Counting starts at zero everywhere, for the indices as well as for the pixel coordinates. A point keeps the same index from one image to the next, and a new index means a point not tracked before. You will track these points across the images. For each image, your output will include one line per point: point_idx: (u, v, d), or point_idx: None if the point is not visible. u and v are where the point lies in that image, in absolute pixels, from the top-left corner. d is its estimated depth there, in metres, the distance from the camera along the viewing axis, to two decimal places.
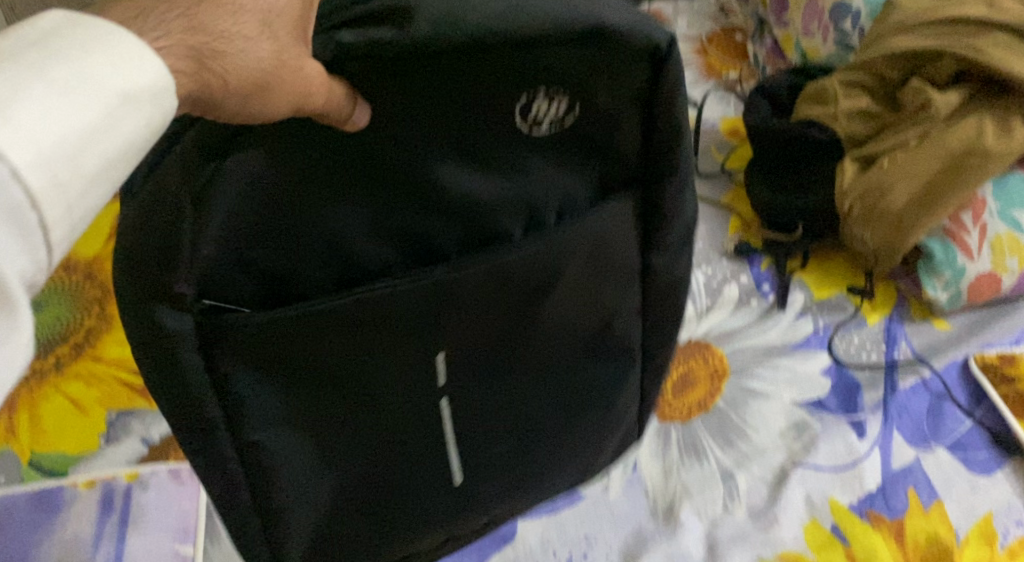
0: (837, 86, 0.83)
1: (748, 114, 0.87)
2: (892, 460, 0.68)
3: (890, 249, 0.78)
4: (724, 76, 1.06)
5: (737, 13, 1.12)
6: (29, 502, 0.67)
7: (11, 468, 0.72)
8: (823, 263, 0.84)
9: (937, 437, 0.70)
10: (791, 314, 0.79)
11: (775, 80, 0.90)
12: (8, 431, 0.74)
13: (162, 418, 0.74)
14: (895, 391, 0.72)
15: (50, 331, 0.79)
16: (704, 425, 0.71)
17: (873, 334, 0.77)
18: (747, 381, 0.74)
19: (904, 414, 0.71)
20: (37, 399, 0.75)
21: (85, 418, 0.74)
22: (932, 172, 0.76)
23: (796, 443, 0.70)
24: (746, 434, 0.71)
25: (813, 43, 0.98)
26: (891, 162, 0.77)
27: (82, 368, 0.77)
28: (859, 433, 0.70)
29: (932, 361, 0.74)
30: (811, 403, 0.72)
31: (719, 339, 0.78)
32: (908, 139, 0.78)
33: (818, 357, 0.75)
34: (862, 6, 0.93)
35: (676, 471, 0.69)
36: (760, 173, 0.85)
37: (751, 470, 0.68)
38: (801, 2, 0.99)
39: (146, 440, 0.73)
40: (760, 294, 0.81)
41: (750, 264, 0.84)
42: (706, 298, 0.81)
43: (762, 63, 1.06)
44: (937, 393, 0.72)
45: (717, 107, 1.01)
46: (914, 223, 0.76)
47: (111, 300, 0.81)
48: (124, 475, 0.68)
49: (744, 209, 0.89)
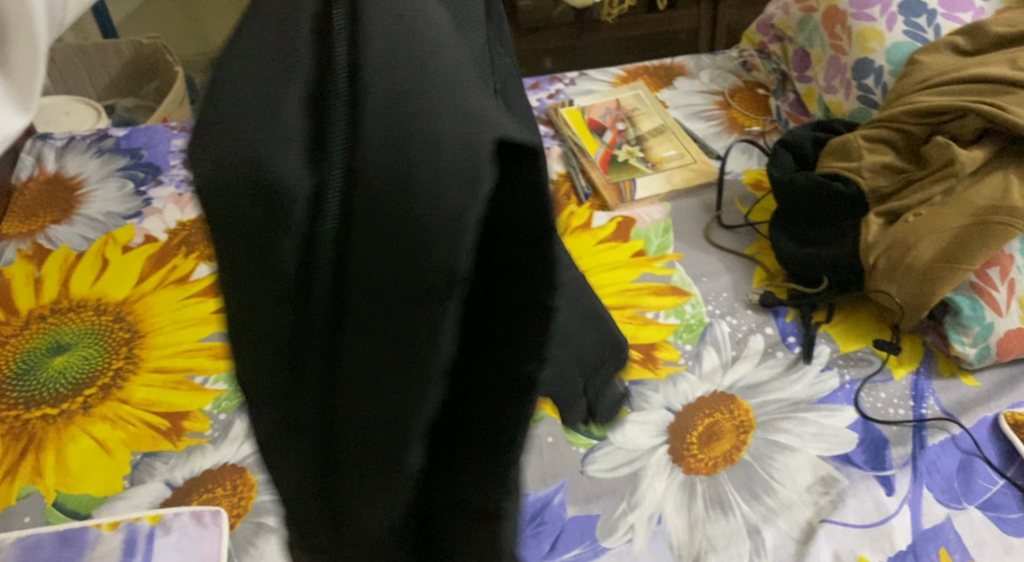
0: (861, 141, 0.85)
1: (771, 168, 0.88)
2: (922, 519, 0.67)
3: (917, 304, 0.77)
4: (746, 130, 1.07)
5: (759, 68, 1.14)
6: (53, 542, 0.67)
7: (34, 508, 0.72)
8: (850, 315, 0.83)
9: (968, 495, 0.68)
10: (817, 367, 0.79)
11: (799, 133, 0.91)
12: (33, 471, 0.74)
13: (185, 461, 0.74)
14: (924, 447, 0.72)
15: (81, 372, 0.80)
16: (730, 478, 0.71)
17: (901, 389, 0.76)
18: (773, 434, 0.74)
19: (934, 472, 0.70)
20: (64, 439, 0.75)
21: (109, 458, 0.74)
22: (958, 228, 0.76)
23: (824, 499, 0.69)
24: (772, 488, 0.70)
25: (836, 100, 1.00)
26: (917, 217, 0.78)
27: (109, 410, 0.77)
28: (888, 489, 0.69)
29: (961, 418, 0.74)
30: (839, 457, 0.72)
31: (745, 390, 0.77)
32: (933, 194, 0.79)
33: (845, 411, 0.75)
34: (885, 64, 0.94)
35: (700, 526, 0.68)
36: (786, 229, 0.87)
37: (778, 526, 0.68)
38: (823, 59, 1.01)
39: (169, 483, 0.73)
40: (785, 346, 0.81)
41: (776, 315, 0.84)
42: (731, 349, 0.81)
43: (784, 117, 1.07)
44: (967, 450, 0.71)
45: (740, 159, 1.02)
46: (941, 278, 0.76)
47: (140, 344, 0.83)
48: (147, 517, 0.68)
49: (768, 261, 0.89)
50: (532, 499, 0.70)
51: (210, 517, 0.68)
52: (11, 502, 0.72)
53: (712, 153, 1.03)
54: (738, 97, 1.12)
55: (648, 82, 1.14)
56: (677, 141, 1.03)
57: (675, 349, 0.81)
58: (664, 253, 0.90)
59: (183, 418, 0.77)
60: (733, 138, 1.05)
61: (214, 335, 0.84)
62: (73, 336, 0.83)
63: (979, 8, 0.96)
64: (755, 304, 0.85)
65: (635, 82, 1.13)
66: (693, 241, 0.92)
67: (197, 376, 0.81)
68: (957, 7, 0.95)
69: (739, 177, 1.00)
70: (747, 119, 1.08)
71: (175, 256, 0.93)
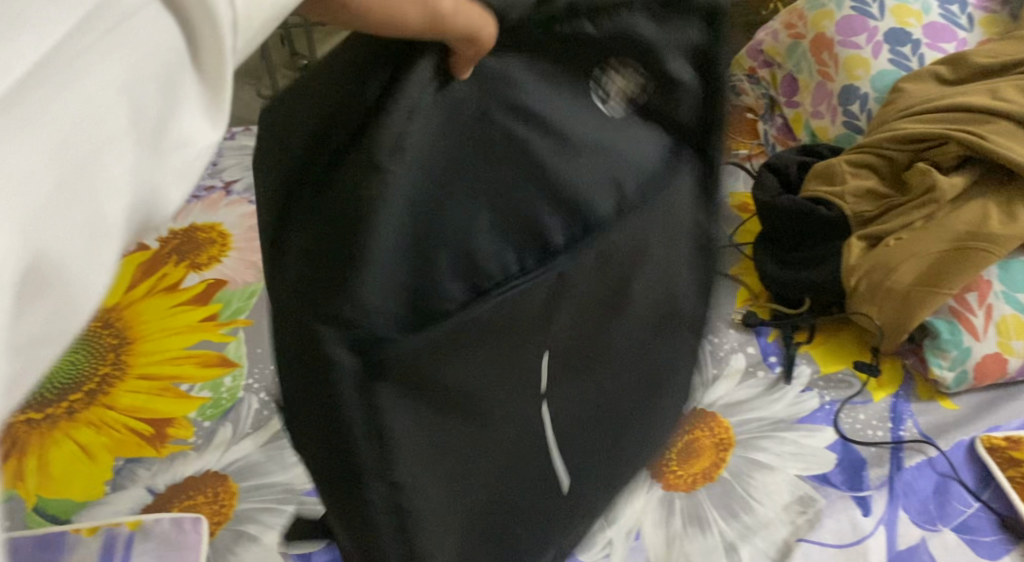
0: (845, 166, 0.86)
1: (757, 190, 0.90)
2: (897, 539, 0.68)
3: (897, 326, 0.78)
4: (734, 152, 1.08)
5: (748, 92, 1.15)
6: (32, 545, 0.67)
7: (14, 511, 0.72)
8: (831, 337, 0.84)
9: (943, 518, 0.69)
10: (797, 387, 0.80)
11: (785, 157, 0.93)
12: (14, 474, 0.74)
13: (168, 467, 0.75)
14: (901, 469, 0.72)
15: (66, 375, 0.80)
16: (709, 496, 0.71)
17: (879, 411, 0.77)
18: (753, 453, 0.74)
19: (910, 493, 0.71)
20: (46, 443, 0.75)
21: (91, 464, 0.75)
22: (938, 253, 0.77)
23: (801, 518, 0.70)
24: (750, 507, 0.70)
25: (821, 124, 1.01)
26: (897, 241, 0.80)
27: (93, 415, 0.78)
28: (864, 509, 0.70)
29: (938, 441, 0.74)
30: (817, 477, 0.72)
31: (725, 409, 0.78)
32: (914, 219, 0.80)
33: (824, 432, 0.76)
34: (871, 91, 0.97)
35: (678, 543, 0.68)
36: (769, 250, 0.88)
37: (755, 544, 0.68)
38: (810, 85, 1.03)
39: (151, 489, 0.73)
40: (767, 366, 0.82)
41: (758, 335, 0.85)
42: (713, 368, 0.81)
43: (771, 141, 1.08)
44: (943, 473, 0.72)
45: (727, 181, 1.04)
46: (920, 301, 0.77)
47: (126, 349, 0.83)
48: (126, 523, 0.68)
49: (751, 282, 0.91)
50: None
51: (190, 524, 0.68)
52: None
53: None
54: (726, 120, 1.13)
55: None
56: None
57: None
58: None
59: (168, 424, 0.78)
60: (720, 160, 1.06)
61: (202, 344, 0.85)
62: None
63: (962, 39, 0.99)
64: (738, 324, 0.86)
65: None
66: None
67: (183, 384, 0.81)
68: (941, 37, 0.98)
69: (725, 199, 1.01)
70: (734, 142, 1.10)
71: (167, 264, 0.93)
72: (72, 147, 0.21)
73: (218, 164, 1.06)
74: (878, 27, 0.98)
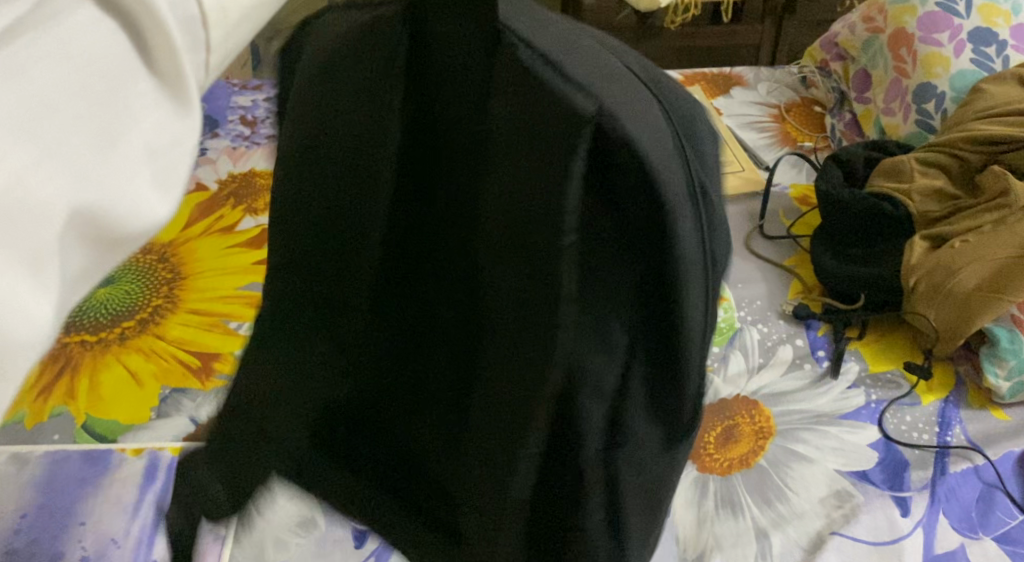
0: (914, 163, 0.84)
1: (820, 181, 0.88)
2: (935, 544, 0.67)
3: (953, 331, 0.77)
4: (798, 144, 1.06)
5: (819, 85, 1.13)
6: (80, 458, 0.69)
7: (172, 427, 0.73)
8: (883, 337, 0.82)
9: (985, 527, 0.68)
10: (843, 383, 0.78)
11: (852, 152, 0.91)
12: (99, 398, 0.74)
13: (213, 399, 0.75)
14: (945, 474, 0.71)
15: (157, 326, 0.80)
16: (744, 481, 0.70)
17: (928, 415, 0.75)
18: (793, 444, 0.73)
19: (952, 499, 0.69)
20: (99, 366, 0.76)
21: (138, 390, 0.75)
22: (1006, 257, 0.75)
23: (836, 512, 0.69)
24: (785, 496, 0.69)
25: (892, 121, 0.99)
26: (964, 244, 0.77)
27: (143, 343, 0.78)
28: (903, 510, 0.68)
29: (986, 450, 0.73)
30: (856, 474, 0.71)
31: (768, 398, 0.77)
32: (984, 223, 0.78)
33: (868, 430, 0.74)
34: (948, 90, 0.94)
35: (707, 523, 0.68)
36: (827, 243, 0.86)
37: (788, 532, 0.67)
38: (884, 81, 1.00)
39: (193, 419, 0.74)
40: (814, 359, 0.80)
41: (807, 328, 0.83)
42: (758, 357, 0.80)
43: (837, 135, 1.06)
44: (989, 483, 0.70)
45: (789, 173, 1.01)
46: (981, 309, 0.75)
47: (181, 282, 0.84)
48: (170, 448, 0.70)
49: (805, 274, 0.89)
50: None
51: None
52: (131, 420, 0.73)
53: (761, 163, 1.02)
54: (793, 111, 1.11)
55: (703, 88, 1.14)
56: (727, 148, 1.03)
57: None
58: None
59: (214, 358, 0.78)
60: (783, 151, 1.04)
61: (252, 285, 0.85)
62: (195, 327, 0.80)
63: None
64: (788, 315, 0.84)
65: (689, 87, 1.14)
66: (731, 247, 0.92)
67: (231, 322, 0.81)
68: None
69: (786, 190, 0.99)
70: (799, 134, 1.07)
71: (223, 207, 0.92)
72: (65, 98, 0.23)
73: None
74: (963, 25, 0.95)
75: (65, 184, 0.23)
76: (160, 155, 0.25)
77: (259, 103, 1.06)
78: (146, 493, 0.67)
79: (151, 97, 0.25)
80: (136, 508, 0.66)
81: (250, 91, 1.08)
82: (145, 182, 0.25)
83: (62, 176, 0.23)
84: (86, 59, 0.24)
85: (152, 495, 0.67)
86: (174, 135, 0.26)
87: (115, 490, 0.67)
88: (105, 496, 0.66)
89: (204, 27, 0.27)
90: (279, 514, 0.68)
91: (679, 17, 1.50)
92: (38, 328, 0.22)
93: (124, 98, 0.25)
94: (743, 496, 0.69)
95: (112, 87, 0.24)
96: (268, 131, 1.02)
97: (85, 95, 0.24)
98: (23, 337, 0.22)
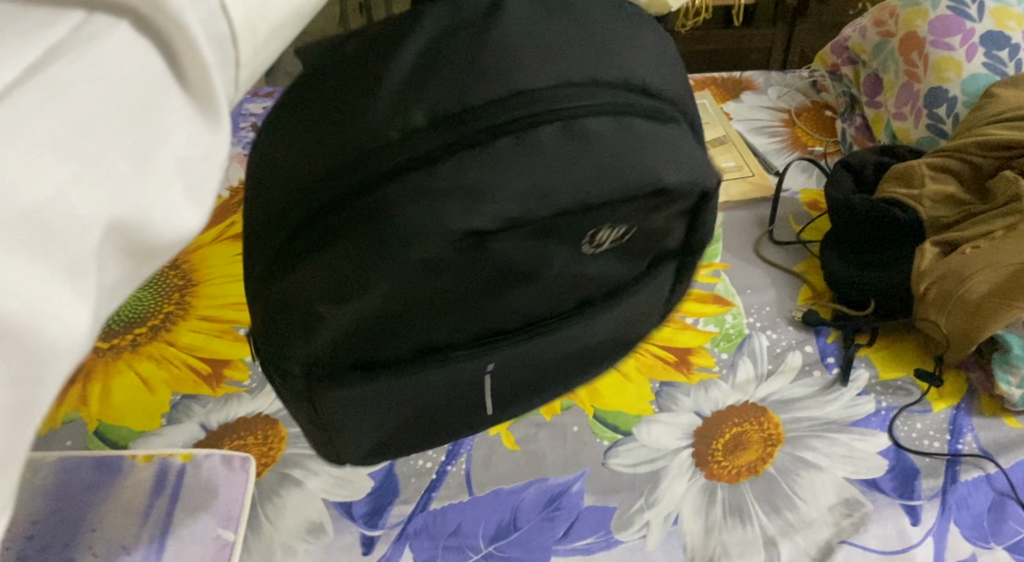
0: (924, 169, 0.83)
1: (830, 186, 0.87)
2: (945, 553, 0.66)
3: (963, 337, 0.76)
4: (809, 149, 1.05)
5: (830, 90, 1.12)
6: (91, 465, 0.69)
7: (182, 435, 0.74)
8: (894, 343, 0.82)
9: (997, 536, 0.67)
10: (852, 390, 0.78)
11: (863, 157, 0.90)
12: (110, 404, 0.75)
13: (223, 406, 0.76)
14: (955, 483, 0.70)
15: (167, 333, 0.80)
16: (752, 489, 0.70)
17: (939, 422, 0.75)
18: (803, 452, 0.73)
19: (963, 508, 0.69)
20: (111, 372, 0.77)
21: (149, 396, 0.76)
22: (1017, 263, 0.74)
23: (845, 520, 0.68)
24: (794, 504, 0.69)
25: (903, 126, 0.98)
26: (974, 250, 0.77)
27: (154, 350, 0.79)
28: (913, 519, 0.68)
29: (998, 458, 0.72)
30: (866, 482, 0.71)
31: (777, 405, 0.76)
32: (994, 229, 0.78)
33: (878, 438, 0.74)
34: (960, 95, 0.94)
35: (716, 531, 0.68)
36: (837, 248, 0.86)
37: (796, 541, 0.67)
38: (895, 85, 1.00)
39: (204, 425, 0.74)
40: (824, 366, 0.80)
41: (817, 335, 0.83)
42: (767, 363, 0.80)
43: (848, 141, 1.06)
44: (1000, 492, 0.70)
45: (799, 178, 1.01)
46: (991, 315, 0.74)
47: (193, 288, 0.84)
48: (180, 454, 0.70)
49: (815, 280, 0.89)
50: (551, 483, 0.71)
51: (239, 462, 0.70)
52: (141, 427, 0.74)
53: (771, 167, 1.02)
54: (804, 116, 1.10)
55: (713, 92, 1.14)
56: (737, 153, 1.03)
57: (711, 357, 0.80)
58: (711, 262, 0.90)
59: (224, 364, 0.79)
60: (794, 156, 1.04)
61: None
62: (205, 333, 0.81)
63: None
64: (798, 322, 0.84)
65: (699, 91, 1.13)
66: (740, 253, 0.91)
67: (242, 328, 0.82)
68: None
69: (796, 195, 0.99)
70: (810, 138, 1.07)
71: (234, 214, 0.93)
72: (105, 117, 0.28)
73: None
74: (974, 28, 0.95)
75: (104, 196, 0.28)
76: (188, 167, 0.31)
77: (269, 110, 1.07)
78: (157, 499, 0.67)
79: (183, 113, 0.31)
80: (147, 515, 0.66)
81: (262, 97, 1.08)
82: (178, 195, 0.31)
83: (105, 188, 0.28)
84: (123, 79, 0.29)
85: (163, 502, 0.67)
86: (202, 152, 0.31)
87: (126, 497, 0.67)
88: (116, 501, 0.67)
89: (233, 45, 0.33)
90: (288, 520, 0.68)
91: (690, 20, 1.49)
92: (80, 315, 0.28)
93: (159, 111, 0.30)
94: (752, 504, 0.69)
95: (150, 104, 0.30)
96: None
97: (123, 116, 0.29)
98: (65, 340, 0.28)
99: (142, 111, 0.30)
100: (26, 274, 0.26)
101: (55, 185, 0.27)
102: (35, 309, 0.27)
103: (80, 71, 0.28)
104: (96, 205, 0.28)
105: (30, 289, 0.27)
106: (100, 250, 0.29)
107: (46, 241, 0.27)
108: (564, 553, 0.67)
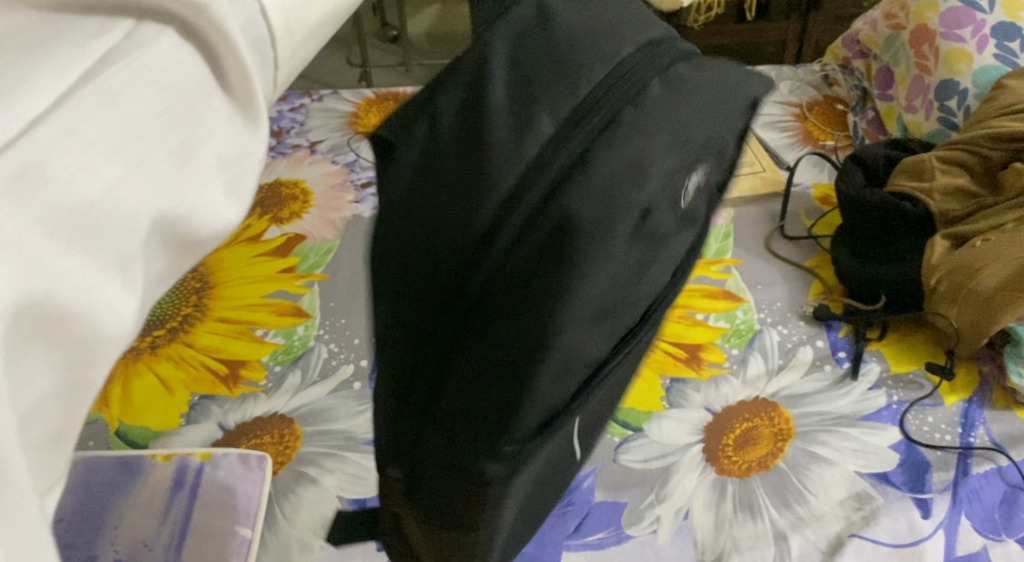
0: (935, 162, 0.84)
1: (840, 180, 0.87)
2: (956, 546, 0.66)
3: (975, 332, 0.76)
4: (820, 143, 1.05)
5: (841, 84, 1.12)
6: (113, 465, 0.71)
7: (200, 433, 0.75)
8: (905, 337, 0.82)
9: (1009, 528, 0.67)
10: (863, 385, 0.78)
11: (874, 151, 0.90)
12: (131, 405, 0.77)
13: (240, 405, 0.78)
14: (967, 476, 0.70)
15: (186, 335, 0.82)
16: (762, 483, 0.71)
17: (950, 416, 0.75)
18: (813, 446, 0.73)
19: (974, 501, 0.69)
20: (131, 373, 0.79)
21: (169, 397, 0.78)
22: None
23: (855, 514, 0.69)
24: (805, 498, 0.69)
25: (914, 119, 0.98)
26: (984, 243, 0.77)
27: (173, 351, 0.81)
28: (924, 512, 0.68)
29: (1010, 451, 0.72)
30: (876, 476, 0.71)
31: (787, 400, 0.77)
32: (1006, 222, 0.78)
33: (888, 432, 0.74)
34: (971, 86, 0.93)
35: (727, 526, 0.68)
36: (848, 242, 0.86)
37: (806, 535, 0.67)
38: (906, 79, 0.99)
39: (222, 425, 0.76)
40: (835, 361, 0.80)
41: (828, 330, 0.83)
42: (778, 358, 0.80)
43: (859, 133, 1.05)
44: (1012, 485, 0.70)
45: (810, 173, 1.01)
46: (1003, 307, 0.74)
47: (211, 291, 0.86)
48: (198, 454, 0.72)
49: (826, 275, 0.89)
50: None
51: (256, 460, 0.71)
52: (160, 427, 0.76)
53: (782, 163, 1.02)
54: (815, 110, 1.10)
55: None
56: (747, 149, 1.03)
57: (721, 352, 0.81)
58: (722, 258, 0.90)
59: (241, 365, 0.80)
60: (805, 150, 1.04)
61: (278, 294, 0.87)
62: (223, 335, 0.83)
63: None
64: (809, 317, 0.84)
65: None
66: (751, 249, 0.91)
67: (258, 330, 0.83)
68: None
69: (807, 190, 0.98)
70: (822, 132, 1.06)
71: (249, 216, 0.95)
72: (146, 114, 0.29)
73: (305, 123, 1.06)
74: (985, 20, 0.95)
75: (148, 191, 0.28)
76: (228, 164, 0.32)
77: (285, 113, 1.08)
78: (177, 498, 0.69)
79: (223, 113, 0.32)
80: (166, 513, 0.68)
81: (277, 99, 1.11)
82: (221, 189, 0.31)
83: (152, 182, 0.29)
84: (170, 80, 0.30)
85: (181, 501, 0.69)
86: (243, 150, 0.32)
87: (146, 496, 0.69)
88: (137, 500, 0.68)
89: (270, 46, 0.35)
90: (305, 517, 0.70)
91: (702, 15, 1.48)
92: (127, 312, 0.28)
93: (201, 110, 0.31)
94: (762, 498, 0.70)
95: (193, 104, 0.31)
96: (292, 140, 1.04)
97: (168, 119, 0.30)
98: (113, 331, 0.28)
99: (184, 107, 0.30)
100: (82, 269, 0.26)
101: (102, 191, 0.27)
102: (91, 301, 0.27)
103: (125, 73, 0.29)
104: (145, 200, 0.28)
105: (85, 282, 0.26)
106: (144, 244, 0.29)
107: (101, 230, 0.27)
108: (575, 548, 0.68)
